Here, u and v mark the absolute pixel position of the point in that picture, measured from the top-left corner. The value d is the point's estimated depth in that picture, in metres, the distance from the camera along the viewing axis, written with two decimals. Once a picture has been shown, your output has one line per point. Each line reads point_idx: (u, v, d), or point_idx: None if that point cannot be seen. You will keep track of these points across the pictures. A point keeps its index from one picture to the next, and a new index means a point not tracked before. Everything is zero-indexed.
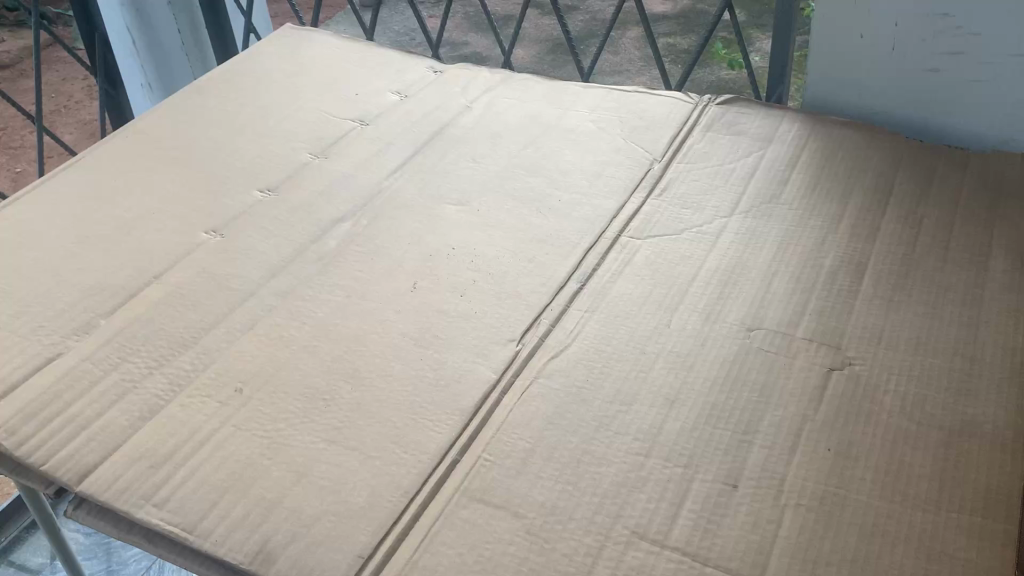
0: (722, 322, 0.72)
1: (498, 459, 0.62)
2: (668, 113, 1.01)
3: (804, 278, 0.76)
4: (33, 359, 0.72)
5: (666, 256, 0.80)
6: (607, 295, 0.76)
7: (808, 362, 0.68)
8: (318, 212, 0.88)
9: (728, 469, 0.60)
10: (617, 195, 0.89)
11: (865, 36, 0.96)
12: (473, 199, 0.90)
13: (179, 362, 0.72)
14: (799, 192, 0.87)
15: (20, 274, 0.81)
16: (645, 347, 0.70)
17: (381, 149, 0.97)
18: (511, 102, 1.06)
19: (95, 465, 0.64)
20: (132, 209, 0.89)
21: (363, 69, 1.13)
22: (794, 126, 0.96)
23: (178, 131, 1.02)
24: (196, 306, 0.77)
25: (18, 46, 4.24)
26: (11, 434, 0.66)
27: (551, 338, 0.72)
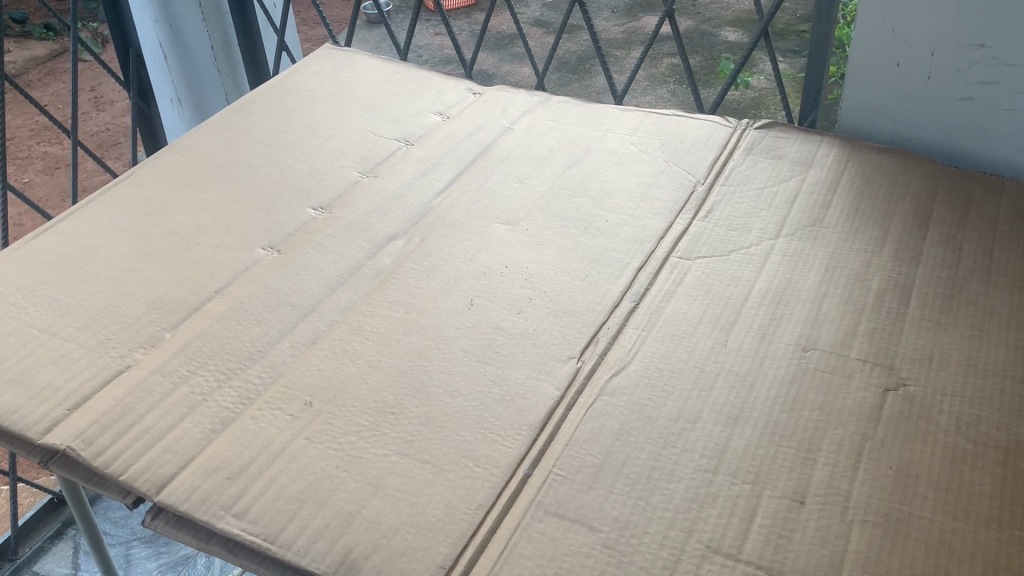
0: (777, 342, 0.74)
1: (569, 473, 0.63)
2: (708, 136, 1.03)
3: (854, 300, 0.78)
4: (103, 371, 0.74)
5: (716, 277, 0.82)
6: (662, 314, 0.78)
7: (863, 383, 0.70)
8: (371, 230, 0.90)
9: (795, 486, 0.62)
10: (664, 215, 0.91)
11: (901, 64, 0.98)
12: (523, 218, 0.92)
13: (247, 376, 0.73)
14: (842, 216, 0.89)
15: (82, 287, 0.83)
16: (704, 367, 0.72)
17: (427, 169, 0.99)
18: (552, 124, 1.08)
19: (172, 476, 0.65)
20: (186, 224, 0.91)
21: (404, 89, 1.15)
22: (831, 152, 0.99)
23: (226, 149, 1.04)
24: (259, 321, 0.79)
25: (23, 57, 4.26)
26: (88, 445, 0.67)
27: (610, 355, 0.74)
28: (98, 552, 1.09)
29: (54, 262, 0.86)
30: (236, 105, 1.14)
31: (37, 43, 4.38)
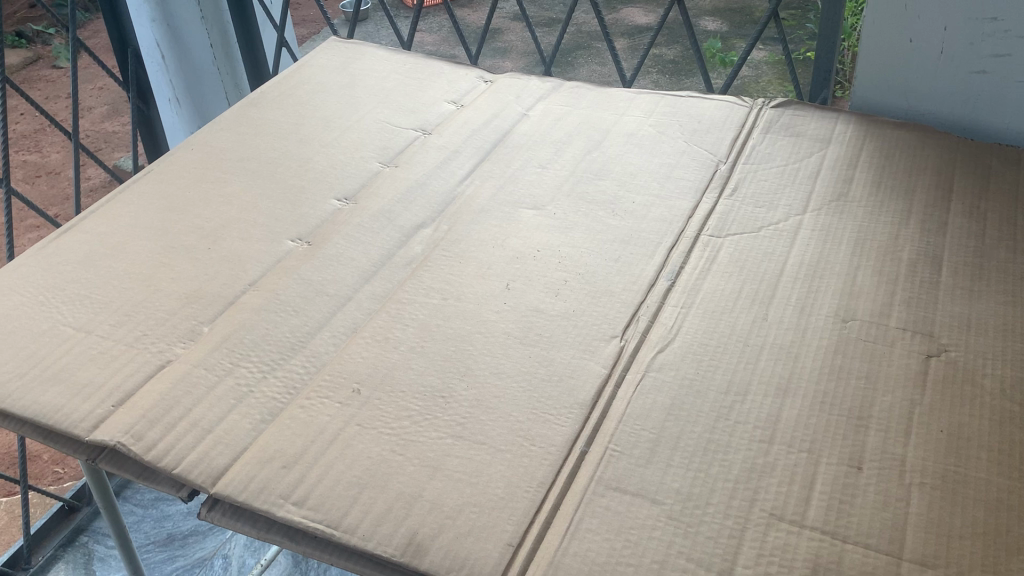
0: (816, 315, 0.75)
1: (626, 449, 0.64)
2: (724, 116, 1.04)
3: (887, 271, 0.79)
4: (144, 367, 0.73)
5: (749, 253, 0.83)
6: (700, 292, 0.78)
7: (906, 350, 0.71)
8: (399, 219, 0.90)
9: (851, 452, 0.62)
10: (690, 195, 0.91)
11: (913, 40, 0.99)
12: (549, 202, 0.92)
13: (291, 366, 0.73)
14: (866, 190, 0.90)
15: (112, 285, 0.82)
16: (748, 340, 0.72)
17: (448, 157, 0.99)
18: (567, 109, 1.08)
19: (226, 468, 0.65)
20: (212, 218, 0.91)
21: (416, 79, 1.15)
22: (849, 128, 0.99)
23: (243, 143, 1.03)
24: (297, 312, 0.78)
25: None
26: (137, 439, 0.67)
27: (653, 333, 0.74)
28: (125, 550, 1.08)
29: (81, 261, 0.85)
30: (247, 99, 1.13)
31: (11, 51, 4.33)
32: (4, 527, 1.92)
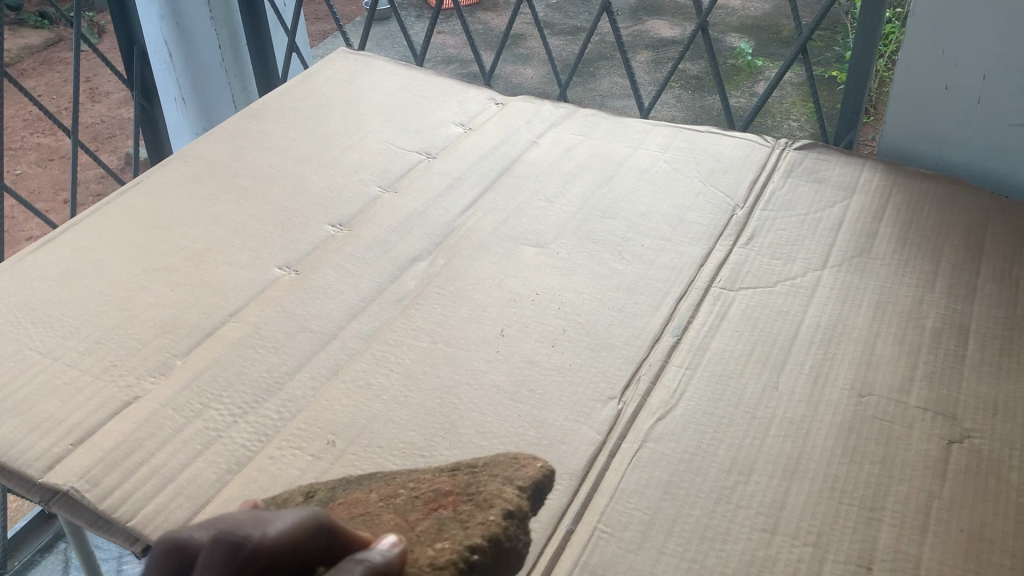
0: (831, 386, 0.70)
1: (615, 530, 0.59)
2: (744, 156, 0.98)
3: (908, 340, 0.74)
4: (109, 403, 0.68)
5: (762, 310, 0.77)
6: (707, 351, 0.73)
7: (925, 433, 0.65)
8: (393, 250, 0.85)
9: (861, 549, 0.57)
10: (703, 241, 0.86)
11: (949, 87, 0.94)
12: (552, 241, 0.86)
13: (264, 411, 0.68)
14: (891, 246, 0.84)
15: (86, 307, 0.78)
16: (755, 413, 0.67)
17: (451, 184, 0.94)
18: (580, 138, 1.03)
19: (185, 523, 0.60)
20: (198, 240, 0.86)
21: (424, 99, 1.10)
22: (875, 177, 0.94)
23: (239, 158, 0.99)
24: (278, 349, 0.74)
25: (18, 46, 4.17)
26: (93, 486, 0.62)
27: (654, 397, 0.69)
28: (85, 558, 1.06)
29: (57, 278, 0.81)
30: (249, 110, 1.08)
31: (32, 32, 4.30)
32: None
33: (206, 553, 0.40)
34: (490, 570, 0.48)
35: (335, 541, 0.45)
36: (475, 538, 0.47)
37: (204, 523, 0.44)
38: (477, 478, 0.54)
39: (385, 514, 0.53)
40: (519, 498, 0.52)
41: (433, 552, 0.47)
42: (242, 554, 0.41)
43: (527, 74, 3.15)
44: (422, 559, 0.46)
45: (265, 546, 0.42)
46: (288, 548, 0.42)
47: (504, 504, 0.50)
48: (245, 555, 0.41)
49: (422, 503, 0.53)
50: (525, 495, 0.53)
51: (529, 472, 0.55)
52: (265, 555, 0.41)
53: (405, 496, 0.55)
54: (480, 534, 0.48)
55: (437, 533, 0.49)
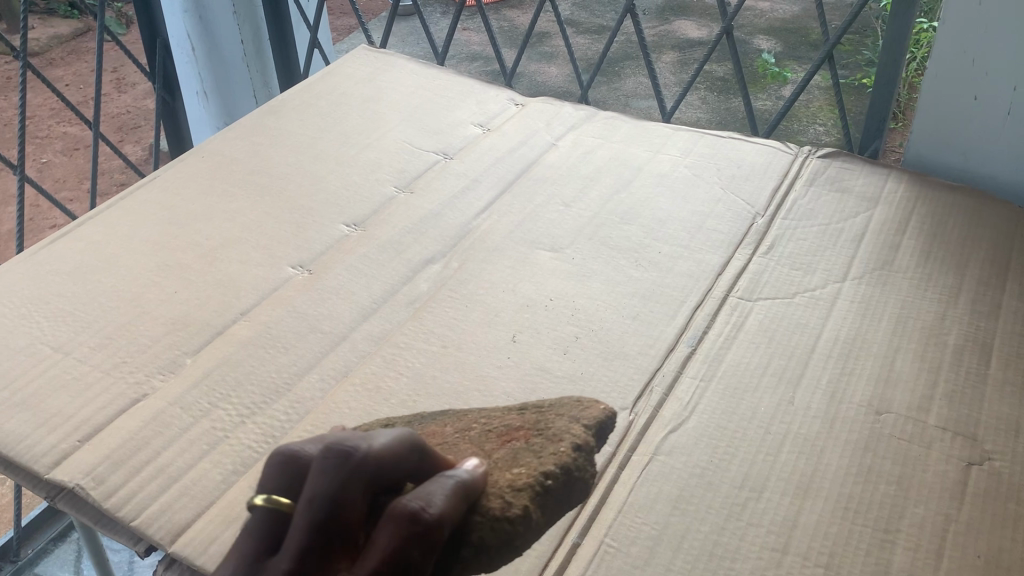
0: (848, 402, 0.68)
1: (622, 545, 0.58)
2: (766, 163, 0.97)
3: (929, 357, 0.72)
4: (117, 399, 0.68)
5: (780, 322, 0.76)
6: (723, 363, 0.72)
7: (944, 454, 0.64)
8: (407, 252, 0.84)
9: (874, 572, 0.56)
10: (721, 249, 0.85)
11: (978, 98, 0.92)
12: (568, 245, 0.85)
13: (272, 413, 0.68)
14: (913, 259, 0.83)
15: (98, 302, 0.78)
16: (770, 428, 0.66)
17: (467, 186, 0.93)
18: (600, 141, 1.02)
19: (188, 524, 0.60)
20: (212, 237, 0.86)
21: (444, 98, 1.10)
22: (900, 187, 0.92)
23: (257, 155, 0.98)
24: (288, 350, 0.73)
25: (48, 35, 4.20)
26: (98, 483, 0.62)
27: (666, 409, 0.68)
28: (93, 548, 1.07)
29: (71, 272, 0.81)
30: (268, 106, 1.08)
31: (63, 21, 4.33)
32: None
33: (320, 461, 0.42)
34: (562, 496, 0.52)
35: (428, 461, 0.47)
36: (548, 466, 0.51)
37: (316, 440, 0.45)
38: (545, 417, 0.58)
39: (462, 444, 0.56)
40: (586, 436, 0.55)
41: (512, 475, 0.50)
42: (355, 459, 0.42)
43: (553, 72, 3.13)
44: (502, 480, 0.50)
45: (374, 456, 0.43)
46: (391, 461, 0.43)
47: (573, 437, 0.54)
48: (359, 461, 0.42)
49: (496, 436, 0.57)
50: (591, 433, 0.56)
51: (593, 413, 0.58)
52: (374, 466, 0.42)
53: (479, 429, 0.59)
54: (553, 463, 0.52)
55: (513, 460, 0.52)
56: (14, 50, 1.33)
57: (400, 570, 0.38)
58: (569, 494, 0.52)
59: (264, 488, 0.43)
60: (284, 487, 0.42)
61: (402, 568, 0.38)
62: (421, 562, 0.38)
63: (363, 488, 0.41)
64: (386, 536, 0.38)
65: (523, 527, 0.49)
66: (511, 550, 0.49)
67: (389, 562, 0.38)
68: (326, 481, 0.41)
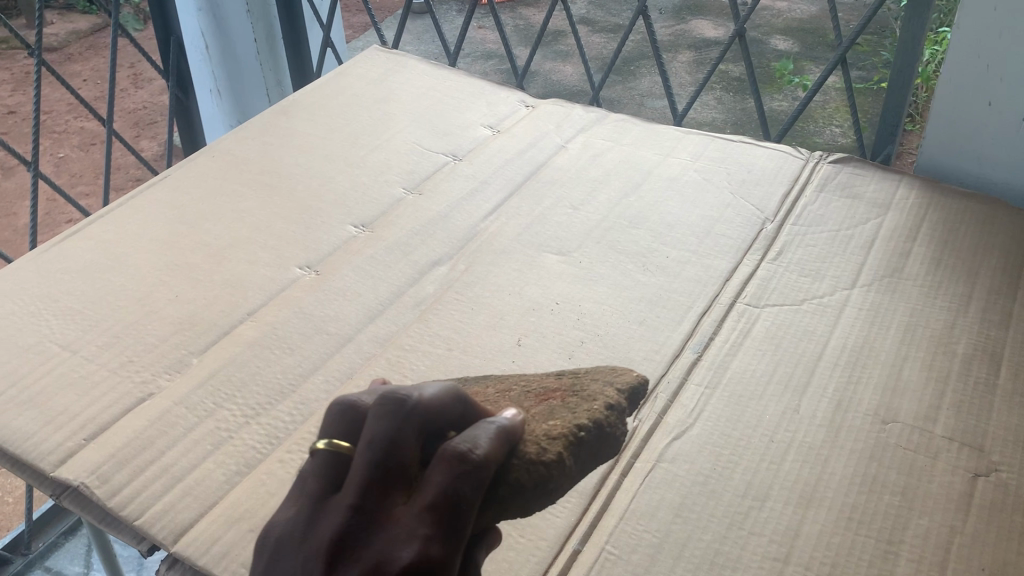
0: (854, 411, 0.68)
1: (623, 553, 0.58)
2: (777, 168, 0.96)
3: (937, 366, 0.71)
4: (123, 398, 0.69)
5: (787, 329, 0.75)
6: (728, 370, 0.72)
7: (950, 465, 0.63)
8: (414, 253, 0.84)
9: None
10: (730, 255, 0.84)
11: (993, 104, 0.91)
12: (575, 249, 0.85)
13: (277, 413, 0.68)
14: (923, 267, 0.82)
15: (107, 301, 0.78)
16: (774, 436, 0.66)
17: (475, 188, 0.93)
18: (609, 144, 1.02)
19: (191, 524, 0.60)
20: (221, 237, 0.86)
21: (454, 100, 1.10)
22: (912, 193, 0.91)
23: (267, 155, 0.98)
24: (294, 350, 0.73)
25: (66, 31, 4.23)
26: (103, 482, 0.62)
27: (670, 415, 0.68)
28: (100, 543, 1.08)
29: (80, 270, 0.81)
30: (279, 106, 1.08)
31: (81, 17, 4.36)
32: (6, 514, 1.90)
33: (376, 408, 0.43)
34: (596, 450, 0.50)
35: (469, 412, 0.47)
36: (582, 419, 0.50)
37: (371, 390, 0.47)
38: (581, 380, 0.57)
39: (500, 403, 0.55)
40: (619, 398, 0.53)
41: (546, 426, 0.49)
42: (407, 406, 0.43)
43: (568, 71, 3.12)
44: (536, 431, 0.48)
45: (424, 406, 0.43)
46: (440, 410, 0.44)
47: (606, 398, 0.53)
48: (409, 408, 0.43)
49: (534, 395, 0.56)
50: (624, 396, 0.54)
51: (627, 378, 0.56)
52: (424, 414, 0.43)
53: (518, 391, 0.58)
54: (586, 417, 0.50)
55: (550, 415, 0.51)
56: (29, 46, 1.34)
57: (453, 507, 0.39)
58: (603, 449, 0.50)
59: (326, 433, 0.45)
60: (344, 433, 0.44)
61: (455, 504, 0.39)
62: (473, 498, 0.40)
63: (416, 434, 0.43)
64: (439, 475, 0.40)
65: (558, 473, 0.47)
66: (546, 495, 0.47)
67: (443, 499, 0.39)
68: (383, 426, 0.42)
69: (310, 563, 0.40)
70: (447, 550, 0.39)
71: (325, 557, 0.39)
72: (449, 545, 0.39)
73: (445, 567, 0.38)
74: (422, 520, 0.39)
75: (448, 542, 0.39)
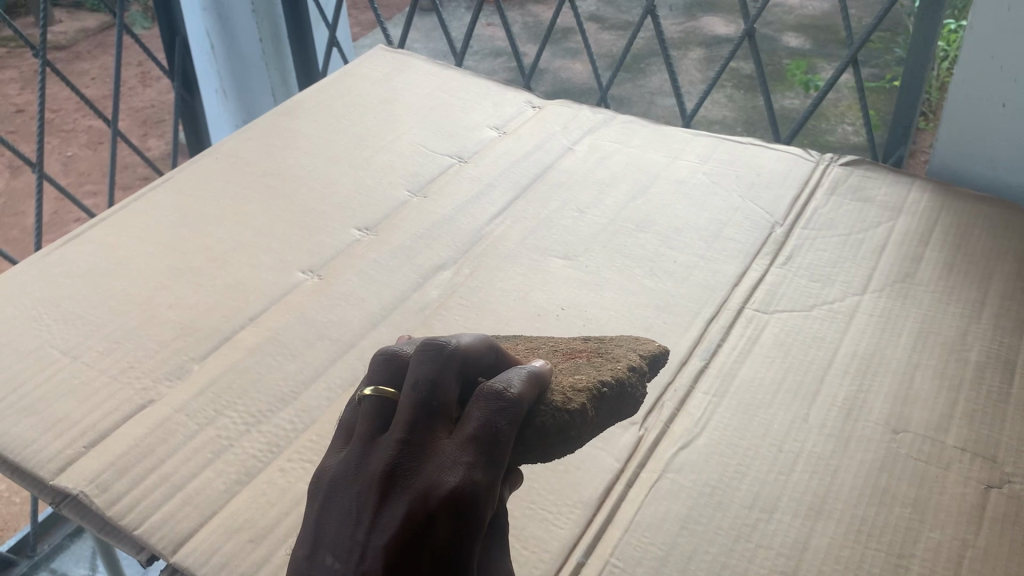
0: (865, 421, 0.66)
1: (628, 565, 0.57)
2: (787, 171, 0.95)
3: (949, 374, 0.70)
4: (123, 405, 0.68)
5: (797, 336, 0.74)
6: (736, 378, 0.70)
7: (962, 476, 0.62)
8: (419, 258, 0.83)
9: None
10: (738, 260, 0.83)
11: (1006, 106, 0.89)
12: (581, 254, 0.84)
13: (278, 421, 0.67)
14: (936, 272, 0.81)
15: (108, 306, 0.77)
16: (782, 446, 0.64)
17: (480, 191, 0.92)
18: (616, 146, 1.00)
19: (190, 533, 0.59)
20: (224, 240, 0.85)
21: (460, 100, 1.09)
22: (924, 196, 0.90)
23: (271, 157, 0.98)
24: (295, 357, 0.73)
25: (75, 29, 4.23)
26: (102, 491, 0.62)
27: (677, 424, 0.67)
28: (105, 548, 1.07)
29: (82, 275, 0.81)
30: (282, 108, 1.07)
31: (89, 14, 4.36)
32: (13, 515, 1.90)
33: (418, 354, 0.47)
34: (616, 403, 0.55)
35: (500, 360, 0.52)
36: (605, 376, 0.55)
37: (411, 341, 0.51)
38: (606, 347, 0.63)
39: (529, 355, 0.60)
40: (641, 361, 0.60)
41: (572, 380, 0.54)
42: (446, 351, 0.47)
43: (577, 69, 3.11)
44: (563, 383, 0.53)
45: (462, 350, 0.48)
46: (474, 355, 0.49)
47: (629, 360, 0.59)
48: (448, 353, 0.47)
49: (561, 353, 0.61)
50: (646, 362, 0.62)
51: (648, 347, 0.64)
52: (462, 359, 0.48)
53: (546, 348, 0.63)
54: (610, 375, 0.56)
55: (576, 370, 0.56)
56: (34, 46, 1.33)
57: (491, 440, 0.44)
58: (623, 403, 0.56)
59: (373, 378, 0.50)
60: (389, 379, 0.49)
61: (494, 437, 0.44)
62: (509, 432, 0.45)
63: (455, 375, 0.47)
64: (477, 412, 0.45)
65: (580, 422, 0.51)
66: (569, 442, 0.51)
67: (483, 433, 0.44)
68: (424, 369, 0.46)
69: (367, 493, 0.45)
70: (489, 477, 0.44)
71: (380, 486, 0.45)
72: (491, 472, 0.44)
73: (487, 491, 0.44)
74: (465, 450, 0.44)
75: (488, 471, 0.44)
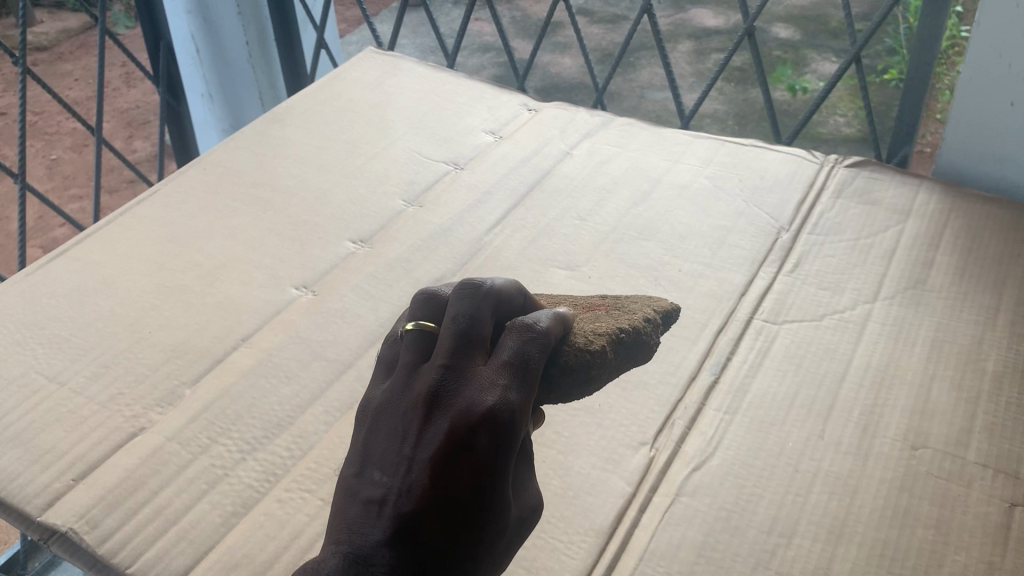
0: (882, 437, 0.64)
1: None
2: (792, 173, 0.93)
3: (966, 386, 0.68)
4: (113, 435, 0.65)
5: (808, 348, 0.72)
6: (747, 394, 0.68)
7: (985, 495, 0.60)
8: (416, 270, 0.81)
9: None
10: (745, 267, 0.81)
11: (1015, 105, 0.87)
12: (583, 263, 0.82)
13: (275, 448, 0.65)
14: (948, 278, 0.79)
15: (95, 328, 0.74)
16: (799, 466, 0.62)
17: (477, 201, 0.90)
18: (616, 150, 0.98)
19: (186, 571, 0.57)
20: (213, 255, 0.82)
21: (453, 104, 1.06)
22: (932, 198, 0.88)
23: (260, 167, 0.95)
24: (291, 379, 0.70)
25: (56, 30, 4.17)
26: (93, 527, 0.59)
27: (689, 444, 0.64)
28: None
29: (66, 295, 0.78)
30: (270, 115, 1.04)
31: (71, 15, 4.30)
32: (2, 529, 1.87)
33: (456, 292, 0.48)
34: (634, 349, 0.57)
35: (528, 305, 0.53)
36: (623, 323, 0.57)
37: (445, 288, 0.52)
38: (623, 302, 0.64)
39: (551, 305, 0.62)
40: (655, 314, 0.62)
41: (593, 326, 0.56)
42: (482, 290, 0.48)
43: (567, 63, 3.07)
44: (583, 327, 0.55)
45: (495, 291, 0.49)
46: (506, 297, 0.50)
47: (644, 313, 0.60)
48: (484, 291, 0.48)
49: (581, 306, 0.62)
50: (659, 314, 0.63)
51: (662, 304, 0.65)
52: (496, 297, 0.49)
53: (566, 302, 0.63)
54: (627, 322, 0.57)
55: (595, 319, 0.58)
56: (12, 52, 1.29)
57: (524, 365, 0.46)
58: (641, 347, 0.57)
59: (411, 316, 0.50)
60: (428, 315, 0.49)
61: (525, 361, 0.46)
62: (539, 360, 0.46)
63: (489, 312, 0.48)
64: (510, 341, 0.46)
65: (601, 361, 0.53)
66: (591, 382, 0.53)
67: (517, 358, 0.46)
68: (463, 303, 0.47)
69: (411, 414, 0.45)
70: (524, 396, 0.45)
71: (424, 404, 0.44)
72: (526, 392, 0.45)
73: (521, 410, 0.44)
74: (501, 372, 0.45)
75: (521, 392, 0.45)
